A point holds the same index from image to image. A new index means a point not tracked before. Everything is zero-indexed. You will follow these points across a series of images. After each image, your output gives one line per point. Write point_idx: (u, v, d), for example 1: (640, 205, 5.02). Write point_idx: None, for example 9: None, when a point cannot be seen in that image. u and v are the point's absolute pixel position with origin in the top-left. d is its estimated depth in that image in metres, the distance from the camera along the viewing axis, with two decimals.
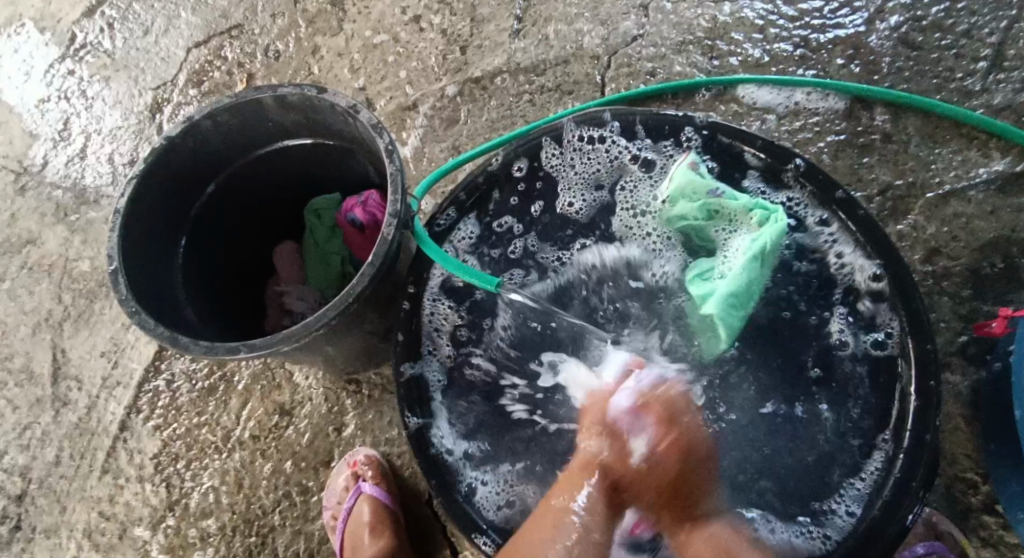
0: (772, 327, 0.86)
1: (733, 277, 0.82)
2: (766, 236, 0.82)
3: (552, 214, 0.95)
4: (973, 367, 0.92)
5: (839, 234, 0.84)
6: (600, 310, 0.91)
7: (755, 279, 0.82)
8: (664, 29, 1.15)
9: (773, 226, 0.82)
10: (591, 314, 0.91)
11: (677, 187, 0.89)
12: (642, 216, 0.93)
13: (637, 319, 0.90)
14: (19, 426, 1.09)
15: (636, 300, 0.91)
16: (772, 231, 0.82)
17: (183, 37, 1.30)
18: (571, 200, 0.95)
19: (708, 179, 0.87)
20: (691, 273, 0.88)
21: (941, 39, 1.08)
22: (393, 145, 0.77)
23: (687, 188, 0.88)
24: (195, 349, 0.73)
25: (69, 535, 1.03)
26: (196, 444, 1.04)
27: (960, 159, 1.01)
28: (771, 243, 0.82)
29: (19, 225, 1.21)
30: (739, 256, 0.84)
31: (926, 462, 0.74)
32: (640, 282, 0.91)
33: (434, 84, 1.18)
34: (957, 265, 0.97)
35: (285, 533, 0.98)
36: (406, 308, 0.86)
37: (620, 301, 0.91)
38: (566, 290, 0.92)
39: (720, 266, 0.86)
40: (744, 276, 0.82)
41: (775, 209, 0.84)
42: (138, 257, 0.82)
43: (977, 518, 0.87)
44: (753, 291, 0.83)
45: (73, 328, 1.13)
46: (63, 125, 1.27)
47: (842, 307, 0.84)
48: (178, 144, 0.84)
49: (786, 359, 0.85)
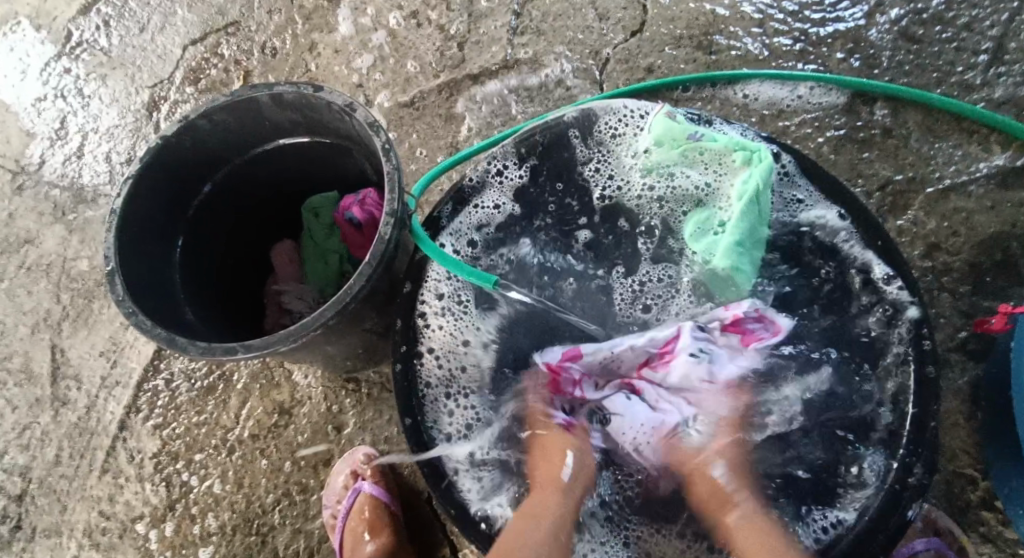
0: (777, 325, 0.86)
1: (732, 225, 0.85)
2: (756, 176, 0.85)
3: (555, 194, 0.94)
4: (973, 363, 0.92)
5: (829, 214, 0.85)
6: (608, 279, 0.92)
7: (756, 219, 0.85)
8: (662, 24, 1.15)
9: (763, 163, 0.85)
10: (599, 290, 0.92)
11: (657, 133, 0.91)
12: (641, 179, 0.94)
13: (646, 292, 0.91)
14: (19, 426, 1.09)
15: (648, 270, 0.92)
16: (758, 168, 0.85)
17: (179, 35, 1.29)
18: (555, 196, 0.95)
19: (688, 123, 0.89)
20: (689, 225, 0.90)
21: (941, 32, 1.07)
22: (390, 143, 0.77)
23: (666, 134, 0.90)
24: (193, 349, 0.73)
25: (70, 534, 1.03)
26: (195, 442, 1.04)
27: (961, 154, 1.01)
28: (762, 181, 0.84)
29: (17, 224, 1.20)
30: (735, 197, 0.86)
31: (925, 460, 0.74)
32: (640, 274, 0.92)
33: (431, 81, 1.18)
34: (957, 260, 0.96)
35: (285, 532, 0.98)
36: (407, 289, 0.87)
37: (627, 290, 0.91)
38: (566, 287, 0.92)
39: (715, 211, 0.89)
40: (745, 218, 0.85)
41: (756, 147, 0.86)
42: (135, 258, 0.81)
43: (977, 514, 0.87)
44: (758, 227, 0.86)
45: (72, 327, 1.13)
46: (60, 123, 1.27)
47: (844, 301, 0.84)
48: (174, 143, 0.83)
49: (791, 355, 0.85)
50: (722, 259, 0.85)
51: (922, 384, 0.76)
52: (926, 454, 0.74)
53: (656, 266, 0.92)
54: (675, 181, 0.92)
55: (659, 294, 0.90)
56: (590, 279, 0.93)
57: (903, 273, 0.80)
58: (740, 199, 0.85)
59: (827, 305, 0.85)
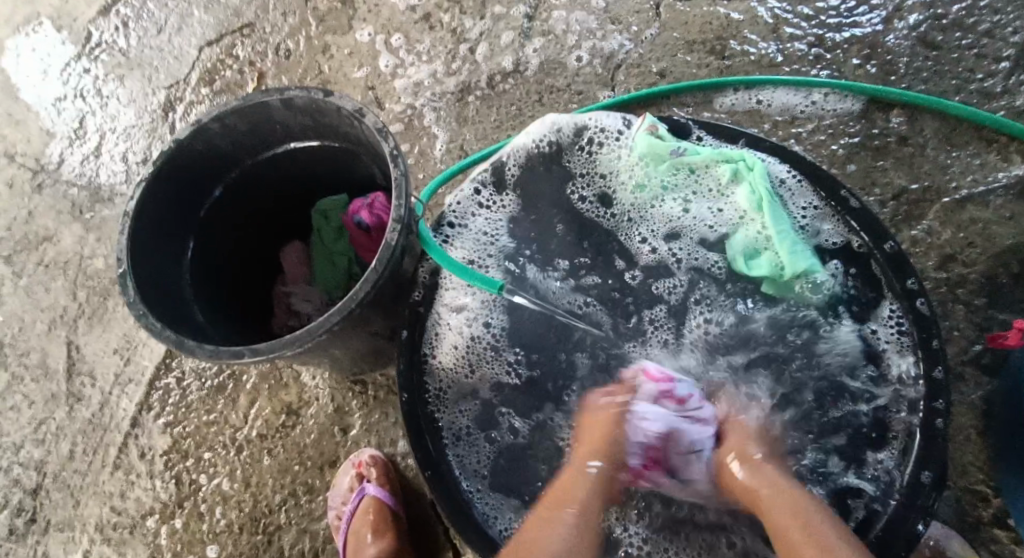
0: (793, 335, 0.85)
1: (771, 233, 0.85)
2: (756, 182, 0.86)
3: (564, 206, 0.95)
4: (987, 378, 0.90)
5: (837, 221, 0.85)
6: (611, 300, 0.90)
7: (786, 223, 0.85)
8: (675, 28, 1.14)
9: (757, 170, 0.87)
10: (603, 308, 0.90)
11: (641, 154, 0.92)
12: (647, 195, 0.93)
13: (656, 308, 0.89)
14: (35, 421, 1.11)
15: (653, 286, 0.90)
16: (757, 173, 0.86)
17: (196, 36, 1.30)
18: (558, 202, 0.95)
19: (668, 139, 0.91)
20: (733, 250, 0.88)
21: (962, 38, 1.05)
22: (397, 150, 0.77)
23: (649, 153, 0.91)
24: (200, 352, 0.74)
25: (83, 529, 1.05)
26: (205, 441, 1.06)
27: (979, 163, 0.99)
28: (760, 184, 0.86)
29: (36, 222, 1.23)
30: (753, 209, 0.87)
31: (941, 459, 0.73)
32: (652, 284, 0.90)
33: (443, 84, 1.18)
34: (972, 273, 0.94)
35: (291, 531, 0.99)
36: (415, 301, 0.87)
37: (640, 300, 0.90)
38: (578, 297, 0.91)
39: (745, 227, 0.88)
40: (775, 226, 0.85)
41: (742, 155, 0.88)
42: (147, 259, 0.83)
43: (989, 532, 0.85)
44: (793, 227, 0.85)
45: (87, 324, 1.15)
46: (79, 123, 1.29)
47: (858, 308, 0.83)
48: (187, 146, 0.84)
49: (807, 373, 0.83)
50: (791, 267, 0.83)
51: (930, 385, 0.76)
52: (936, 471, 0.73)
53: (664, 285, 0.90)
54: (683, 200, 0.92)
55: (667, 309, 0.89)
56: (600, 289, 0.91)
57: (916, 277, 0.79)
58: (761, 208, 0.86)
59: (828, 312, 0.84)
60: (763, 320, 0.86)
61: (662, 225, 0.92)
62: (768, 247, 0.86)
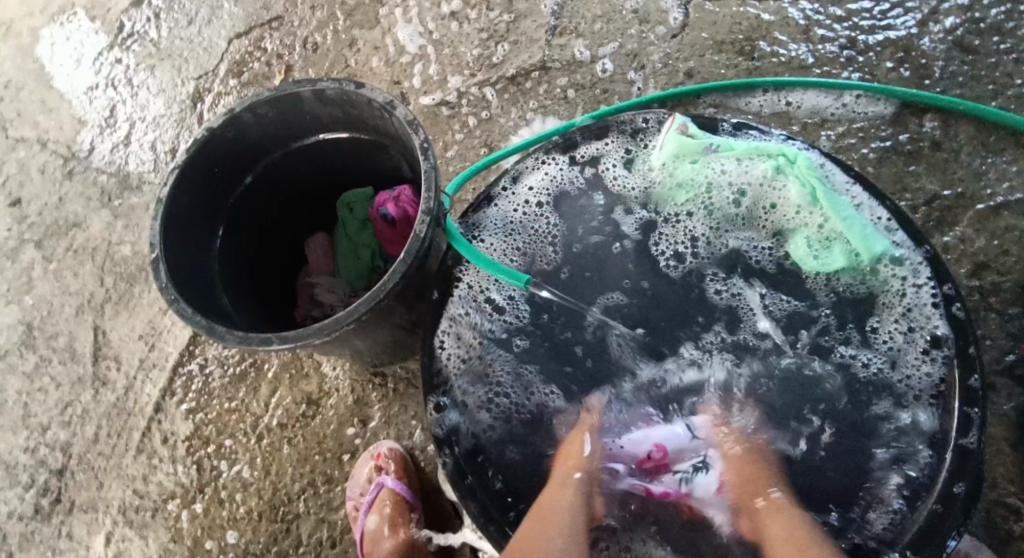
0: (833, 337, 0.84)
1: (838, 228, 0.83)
2: (806, 177, 0.85)
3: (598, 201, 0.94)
4: (1020, 389, 0.88)
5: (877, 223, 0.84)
6: (638, 285, 0.90)
7: (850, 215, 0.83)
8: (704, 28, 1.13)
9: (803, 165, 0.85)
10: (632, 304, 0.89)
11: (672, 155, 0.90)
12: (685, 192, 0.92)
13: (691, 307, 0.89)
14: (62, 403, 1.13)
15: (685, 268, 0.90)
16: (804, 167, 0.85)
17: (225, 28, 1.32)
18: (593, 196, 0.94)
19: (701, 137, 0.89)
20: (798, 248, 0.87)
21: (1000, 43, 1.03)
22: (428, 142, 0.77)
23: (680, 152, 0.90)
24: (229, 339, 0.74)
25: (105, 511, 1.06)
26: (226, 428, 1.07)
27: (1016, 170, 0.97)
28: (807, 179, 0.85)
29: (66, 209, 1.25)
30: (808, 204, 0.86)
31: (973, 469, 0.72)
32: (692, 280, 0.90)
33: (468, 80, 1.18)
34: (1006, 281, 0.92)
35: (310, 521, 1.00)
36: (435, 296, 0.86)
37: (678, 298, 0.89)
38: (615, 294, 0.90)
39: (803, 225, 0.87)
40: (842, 220, 0.83)
41: (782, 151, 0.87)
42: (178, 245, 0.84)
43: (1019, 546, 0.83)
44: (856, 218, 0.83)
45: (113, 310, 1.17)
46: (109, 112, 1.31)
47: (899, 311, 0.82)
48: (219, 134, 0.85)
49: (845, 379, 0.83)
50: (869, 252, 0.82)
51: (964, 393, 0.75)
52: (968, 483, 0.72)
53: (705, 282, 0.89)
54: (723, 197, 0.91)
55: (693, 288, 0.89)
56: (632, 287, 0.90)
57: (953, 284, 0.79)
58: (817, 201, 0.85)
59: (854, 308, 0.85)
60: (777, 307, 0.87)
61: (702, 223, 0.91)
62: (836, 237, 0.85)
